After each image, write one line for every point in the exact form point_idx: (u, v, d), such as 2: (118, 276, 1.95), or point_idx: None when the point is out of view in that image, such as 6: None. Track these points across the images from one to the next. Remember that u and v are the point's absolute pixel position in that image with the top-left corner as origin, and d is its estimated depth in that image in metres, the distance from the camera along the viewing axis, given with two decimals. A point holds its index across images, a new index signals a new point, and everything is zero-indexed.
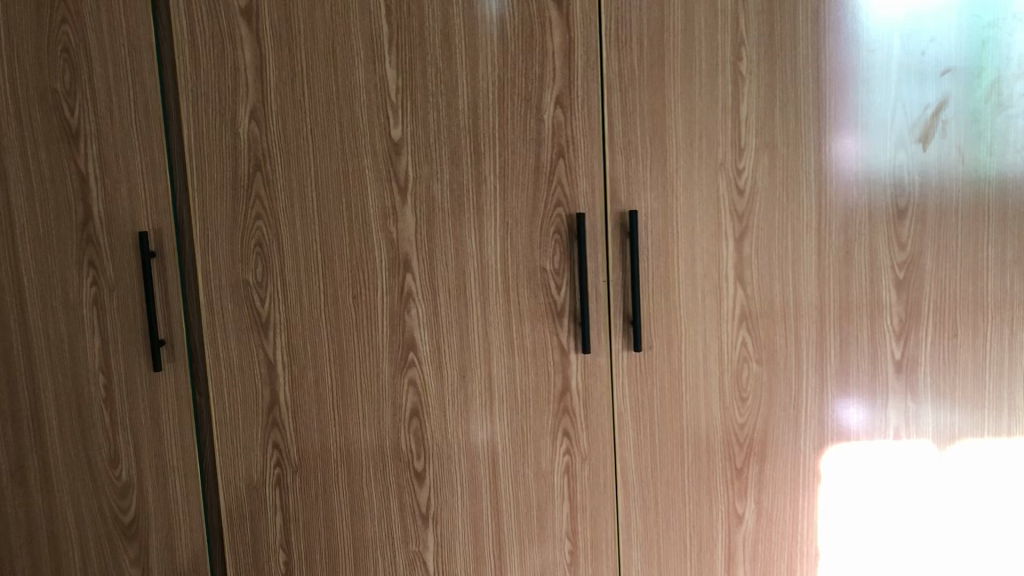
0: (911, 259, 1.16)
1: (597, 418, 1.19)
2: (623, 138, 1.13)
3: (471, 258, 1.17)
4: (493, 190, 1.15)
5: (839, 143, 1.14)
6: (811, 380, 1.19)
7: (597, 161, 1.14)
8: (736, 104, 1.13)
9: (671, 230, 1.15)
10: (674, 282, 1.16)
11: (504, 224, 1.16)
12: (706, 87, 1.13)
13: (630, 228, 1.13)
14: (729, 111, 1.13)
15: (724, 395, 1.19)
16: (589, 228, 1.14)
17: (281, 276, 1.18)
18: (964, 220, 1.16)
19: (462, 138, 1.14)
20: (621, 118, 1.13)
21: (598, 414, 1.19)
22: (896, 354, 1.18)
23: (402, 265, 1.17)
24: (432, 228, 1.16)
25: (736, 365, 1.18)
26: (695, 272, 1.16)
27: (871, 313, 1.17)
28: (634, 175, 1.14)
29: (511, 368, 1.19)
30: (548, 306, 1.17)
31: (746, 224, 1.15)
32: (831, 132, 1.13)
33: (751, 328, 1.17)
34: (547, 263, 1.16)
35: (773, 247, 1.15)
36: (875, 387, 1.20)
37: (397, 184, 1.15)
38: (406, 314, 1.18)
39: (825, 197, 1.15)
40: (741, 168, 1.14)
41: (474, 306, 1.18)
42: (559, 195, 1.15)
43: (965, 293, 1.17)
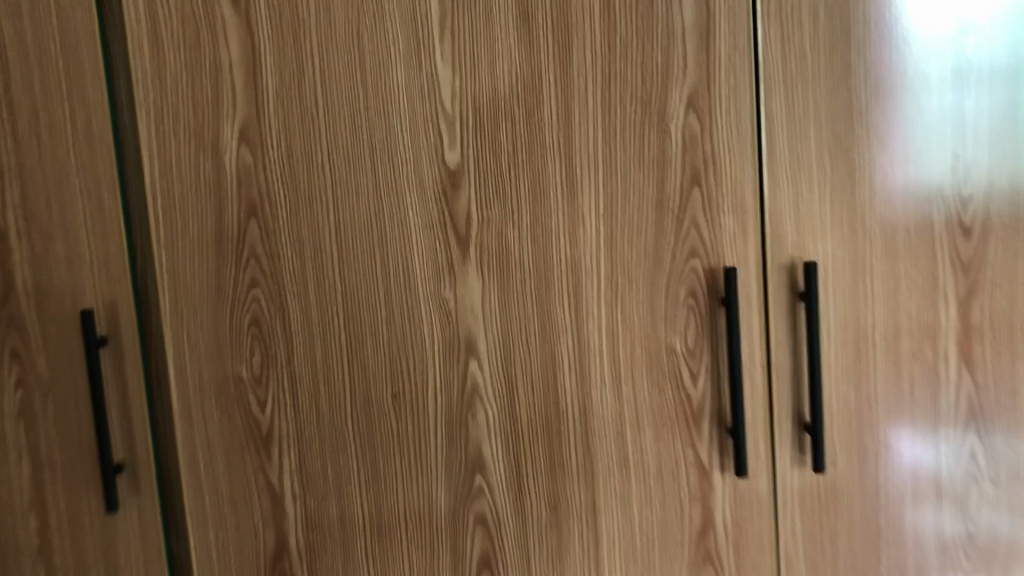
0: None
1: (755, 566, 0.81)
2: (791, 156, 0.77)
3: (563, 338, 0.79)
4: (593, 237, 0.78)
5: (894, 182, 0.78)
6: None
7: (750, 190, 0.77)
8: (961, 104, 0.79)
9: (865, 289, 0.79)
10: (869, 366, 0.79)
11: (612, 286, 0.79)
12: (913, 82, 0.78)
13: (805, 288, 0.77)
14: (951, 117, 0.78)
15: (944, 528, 0.83)
16: (742, 288, 0.78)
17: (286, 370, 0.81)
18: None
19: (548, 162, 0.78)
20: (786, 126, 0.77)
21: (756, 559, 0.81)
22: None
23: (463, 350, 0.80)
24: (506, 296, 0.79)
25: (962, 484, 0.83)
26: (900, 350, 0.80)
27: None
28: (808, 210, 0.78)
29: (626, 496, 0.81)
30: (680, 405, 0.80)
31: (975, 279, 0.80)
32: (883, 168, 0.78)
33: (983, 430, 0.82)
34: (678, 343, 0.79)
35: (1016, 313, 0.81)
36: None
37: (453, 231, 0.79)
38: (471, 421, 0.81)
39: None
40: (967, 198, 0.79)
41: (569, 408, 0.80)
42: (695, 241, 0.78)
43: None
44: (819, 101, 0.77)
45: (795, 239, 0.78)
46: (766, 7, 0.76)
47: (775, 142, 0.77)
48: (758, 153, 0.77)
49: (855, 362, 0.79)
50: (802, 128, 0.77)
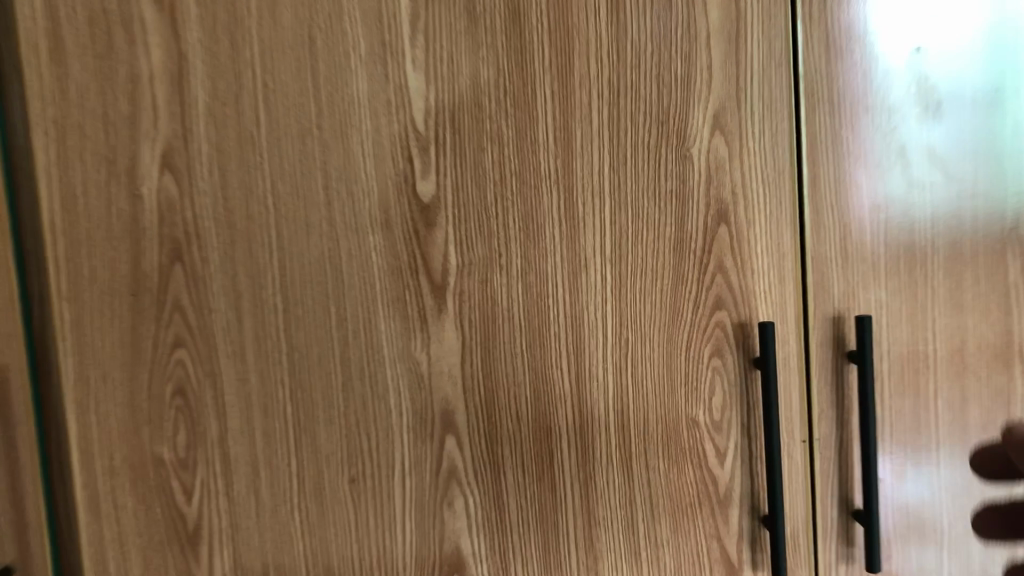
0: None
1: None
2: (838, 189, 0.65)
3: (561, 408, 0.65)
4: (597, 285, 0.64)
5: (895, 222, 0.65)
6: None
7: (789, 230, 0.65)
8: None
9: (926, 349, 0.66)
10: (929, 439, 0.67)
11: (621, 345, 0.64)
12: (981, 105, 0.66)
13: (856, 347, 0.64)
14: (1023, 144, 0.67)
15: None
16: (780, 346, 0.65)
17: (218, 449, 0.65)
18: None
19: (543, 194, 0.64)
20: (828, 153, 0.64)
21: None
22: None
23: (438, 425, 0.65)
24: (492, 357, 0.65)
25: None
26: (966, 420, 0.67)
27: None
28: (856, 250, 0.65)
29: None
30: (704, 491, 0.66)
31: None
32: (879, 208, 0.65)
33: None
34: (701, 415, 0.65)
35: None
36: None
37: (425, 278, 0.64)
38: (448, 511, 0.66)
39: None
40: None
41: (568, 494, 0.66)
42: (722, 289, 0.64)
43: None
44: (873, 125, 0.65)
45: (843, 288, 0.65)
46: (807, 9, 0.63)
47: (821, 171, 0.64)
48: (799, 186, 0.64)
49: (914, 435, 0.67)
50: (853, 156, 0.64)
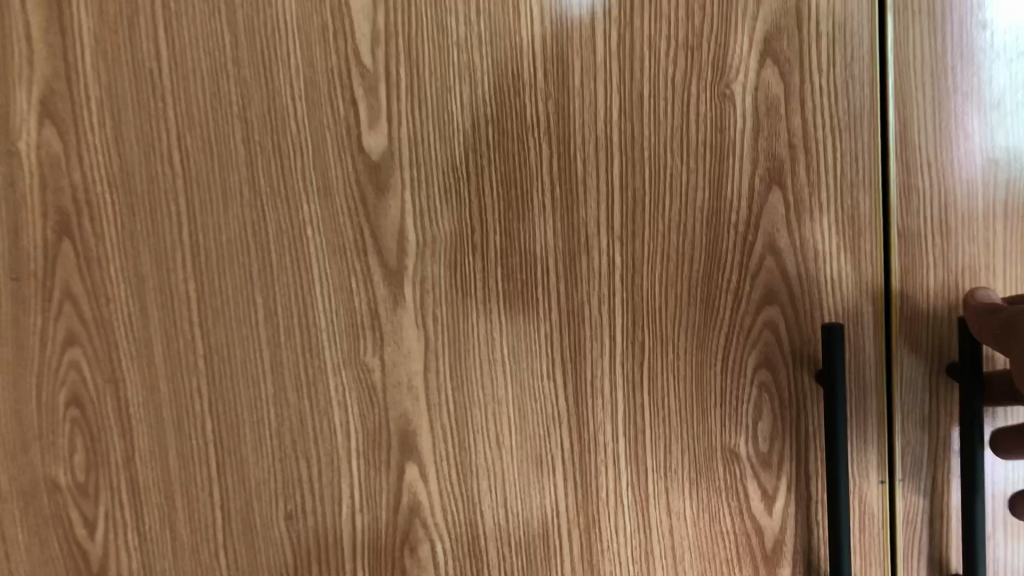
0: None
1: None
2: (941, 145, 0.47)
3: (555, 431, 0.50)
4: (604, 271, 0.48)
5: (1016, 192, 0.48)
6: None
7: (869, 198, 0.47)
8: None
9: None
10: None
11: (634, 349, 0.49)
12: None
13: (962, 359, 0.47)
14: None
15: None
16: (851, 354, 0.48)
17: (125, 474, 0.52)
18: None
19: (530, 148, 0.48)
20: (928, 90, 0.47)
21: None
22: None
23: (396, 449, 0.50)
24: (463, 364, 0.50)
25: None
26: None
27: None
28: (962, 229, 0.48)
29: None
30: (745, 543, 0.50)
31: None
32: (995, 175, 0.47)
33: None
34: (742, 446, 0.49)
35: None
36: None
37: (376, 259, 0.49)
38: (410, 558, 0.51)
39: None
40: None
41: (565, 540, 0.50)
42: (772, 277, 0.48)
43: None
44: (995, 58, 0.47)
45: (943, 278, 0.48)
46: None
47: (918, 118, 0.47)
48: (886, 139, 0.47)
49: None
50: (963, 99, 0.47)
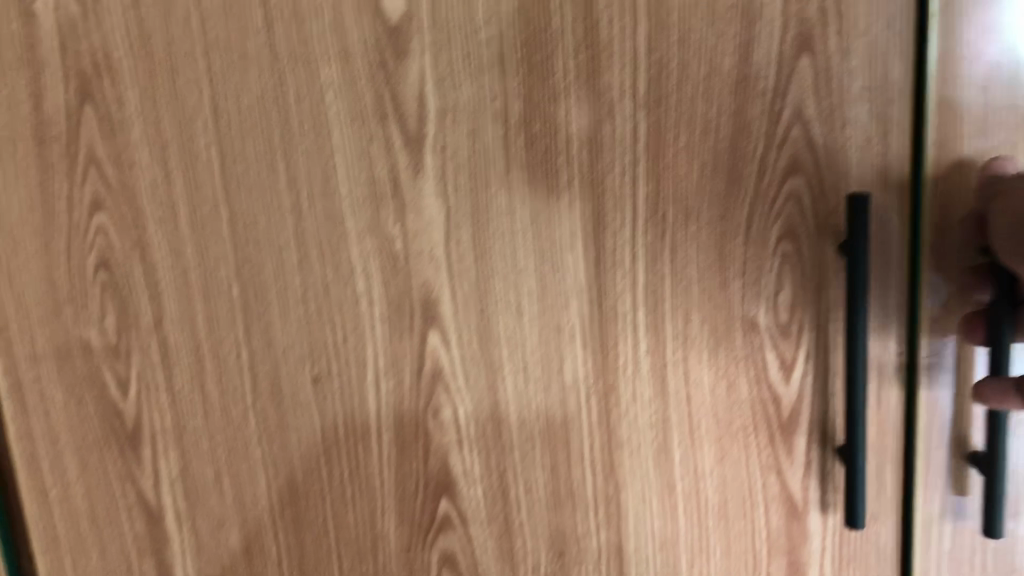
0: None
1: None
2: (983, 55, 0.46)
3: (575, 301, 0.50)
4: (627, 139, 0.48)
5: None
6: None
7: (899, 63, 0.46)
8: None
9: None
10: None
11: (656, 221, 0.48)
12: None
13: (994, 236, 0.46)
14: None
15: None
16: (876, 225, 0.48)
17: (155, 337, 0.53)
18: None
19: (553, 10, 0.46)
20: None
21: None
22: None
23: (418, 316, 0.51)
24: (485, 233, 0.49)
25: None
26: None
27: None
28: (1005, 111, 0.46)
29: (668, 542, 0.53)
30: (761, 413, 0.51)
31: None
32: None
33: None
34: (761, 316, 0.49)
35: None
36: None
37: (397, 126, 0.48)
38: (433, 422, 0.53)
39: None
40: None
41: (584, 406, 0.51)
42: (799, 147, 0.47)
43: None
44: None
45: (976, 151, 0.47)
46: None
47: (962, 31, 0.46)
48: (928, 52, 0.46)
49: None
50: None
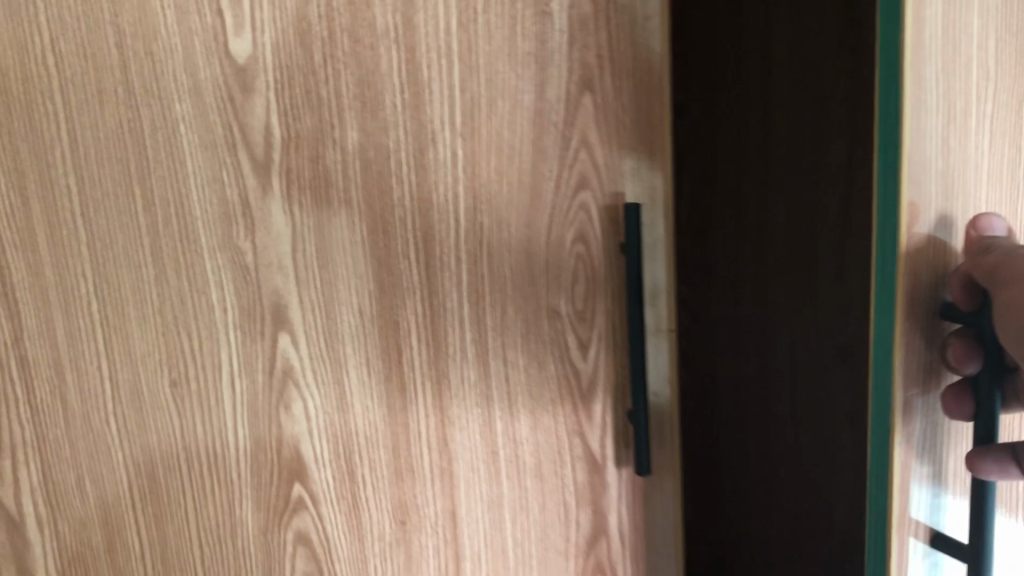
0: None
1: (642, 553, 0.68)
2: (939, 154, 0.50)
3: (409, 300, 0.58)
4: (447, 163, 0.57)
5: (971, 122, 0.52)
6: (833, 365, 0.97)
7: (656, 102, 0.63)
8: None
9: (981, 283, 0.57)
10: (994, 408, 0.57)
11: (475, 230, 0.59)
12: None
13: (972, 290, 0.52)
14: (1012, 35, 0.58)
15: None
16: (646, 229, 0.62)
17: (13, 351, 0.52)
18: None
19: (381, 55, 0.55)
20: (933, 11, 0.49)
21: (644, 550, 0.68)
22: None
23: (269, 321, 0.57)
24: (327, 246, 0.57)
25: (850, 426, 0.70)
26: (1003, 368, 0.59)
27: None
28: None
29: (495, 500, 0.62)
30: (565, 384, 0.62)
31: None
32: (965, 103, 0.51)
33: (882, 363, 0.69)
34: (562, 304, 0.61)
35: None
36: None
37: (245, 152, 0.55)
38: (285, 415, 0.59)
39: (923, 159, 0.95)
40: None
41: (419, 390, 0.60)
42: (586, 168, 0.61)
43: None
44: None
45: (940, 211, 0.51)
46: None
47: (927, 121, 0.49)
48: (903, 138, 0.48)
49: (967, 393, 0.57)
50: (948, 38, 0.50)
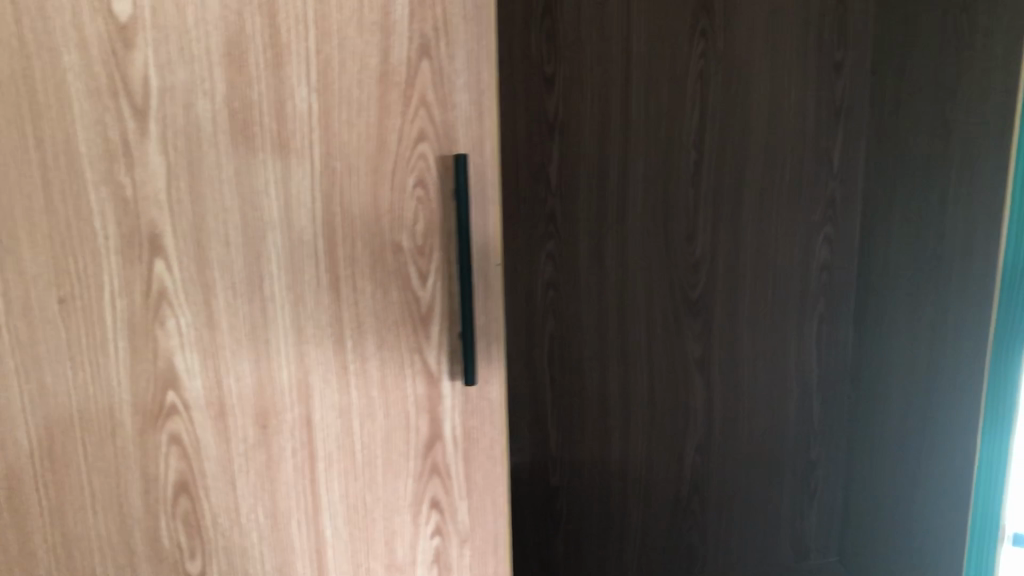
0: (760, 187, 1.21)
1: (474, 468, 0.75)
2: None
3: (270, 233, 0.67)
4: (303, 114, 0.65)
5: None
6: (587, 255, 1.20)
7: (487, 69, 0.67)
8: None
9: None
10: None
11: (328, 173, 0.67)
12: None
13: None
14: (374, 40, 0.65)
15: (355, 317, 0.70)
16: (476, 175, 0.69)
17: None
18: (795, 170, 1.22)
19: (246, 18, 0.63)
20: None
21: (474, 466, 0.75)
22: (701, 258, 1.23)
23: (146, 247, 0.66)
24: (197, 182, 0.66)
25: (220, 281, 0.68)
26: None
27: (692, 224, 1.21)
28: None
29: (345, 410, 0.72)
30: (407, 309, 0.70)
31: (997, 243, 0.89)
32: None
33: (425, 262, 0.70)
34: (404, 240, 0.69)
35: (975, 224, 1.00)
36: (676, 295, 1.24)
37: (126, 99, 0.63)
38: (159, 328, 0.68)
39: (736, 122, 1.18)
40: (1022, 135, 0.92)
41: (278, 311, 0.69)
42: (424, 124, 0.67)
43: (795, 228, 1.24)
44: None
45: None
46: None
47: None
48: None
49: None
50: None
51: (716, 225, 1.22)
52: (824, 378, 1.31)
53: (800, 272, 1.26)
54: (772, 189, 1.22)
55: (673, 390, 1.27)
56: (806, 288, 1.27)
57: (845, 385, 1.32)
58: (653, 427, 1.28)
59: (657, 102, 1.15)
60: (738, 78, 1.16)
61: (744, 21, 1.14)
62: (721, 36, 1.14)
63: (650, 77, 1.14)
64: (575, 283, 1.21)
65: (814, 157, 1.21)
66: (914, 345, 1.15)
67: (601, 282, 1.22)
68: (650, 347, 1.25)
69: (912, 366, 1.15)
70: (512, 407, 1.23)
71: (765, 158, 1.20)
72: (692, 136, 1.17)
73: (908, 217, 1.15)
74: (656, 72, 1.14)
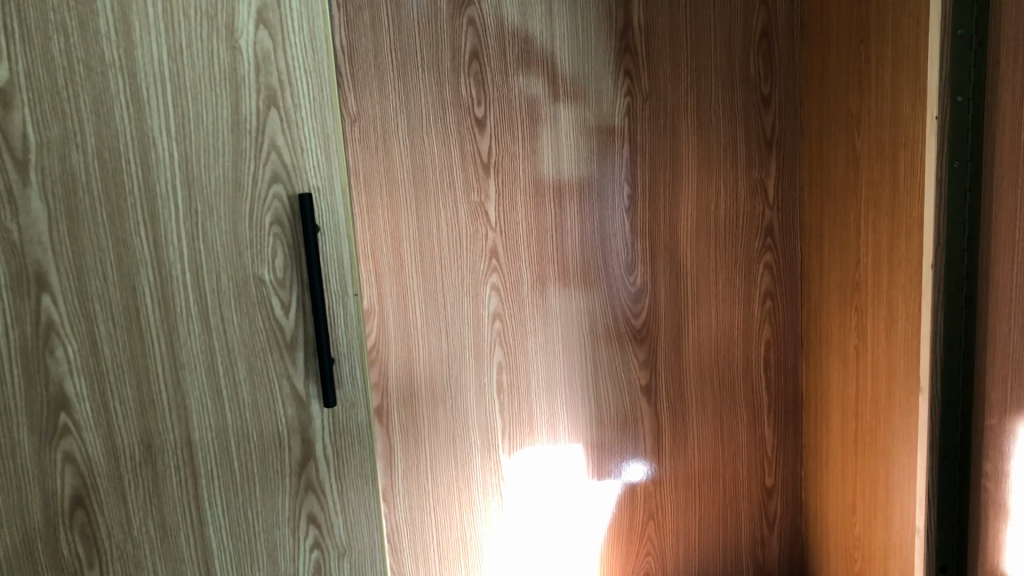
0: (695, 217, 1.26)
1: (349, 482, 0.84)
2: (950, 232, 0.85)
3: (142, 269, 0.74)
4: (167, 160, 0.73)
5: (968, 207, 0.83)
6: (530, 290, 1.22)
7: (331, 114, 0.77)
8: (220, 62, 0.73)
9: (958, 297, 0.86)
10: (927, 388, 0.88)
11: (191, 213, 0.74)
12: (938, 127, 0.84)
13: (965, 317, 0.86)
14: (226, 94, 0.74)
15: (228, 340, 0.78)
16: (328, 213, 0.78)
17: None
18: (726, 201, 1.26)
19: (110, 78, 0.71)
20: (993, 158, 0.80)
21: (348, 482, 0.84)
22: (643, 286, 1.26)
23: (34, 284, 0.72)
24: (77, 224, 0.72)
25: (100, 313, 0.74)
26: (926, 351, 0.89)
27: (633, 256, 1.25)
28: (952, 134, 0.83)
29: (222, 429, 0.79)
30: (272, 337, 0.79)
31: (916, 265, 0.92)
32: None
33: (290, 292, 0.78)
34: (265, 273, 0.77)
35: (881, 246, 1.01)
36: (620, 326, 1.27)
37: (7, 152, 0.70)
38: (50, 359, 0.74)
39: (667, 152, 1.23)
40: (898, 156, 0.95)
41: (154, 340, 0.76)
42: (277, 167, 0.76)
43: (733, 257, 1.28)
44: None
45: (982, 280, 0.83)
46: None
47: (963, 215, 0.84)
48: None
49: None
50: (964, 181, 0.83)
51: (655, 258, 1.26)
52: (775, 404, 1.36)
53: (743, 302, 1.30)
54: (707, 220, 1.26)
55: (621, 420, 1.31)
56: (749, 315, 1.31)
57: (794, 409, 1.37)
58: (604, 454, 1.32)
59: (590, 139, 1.20)
60: (665, 113, 1.22)
61: (666, 58, 1.20)
62: (646, 75, 1.20)
63: (579, 116, 1.19)
64: (521, 316, 1.23)
65: (745, 186, 1.26)
66: (840, 374, 1.18)
67: (545, 317, 1.24)
68: (598, 378, 1.28)
69: (840, 395, 1.19)
70: (463, 440, 1.25)
71: (699, 189, 1.25)
72: (624, 171, 1.22)
73: (832, 249, 1.17)
74: (588, 107, 1.19)
